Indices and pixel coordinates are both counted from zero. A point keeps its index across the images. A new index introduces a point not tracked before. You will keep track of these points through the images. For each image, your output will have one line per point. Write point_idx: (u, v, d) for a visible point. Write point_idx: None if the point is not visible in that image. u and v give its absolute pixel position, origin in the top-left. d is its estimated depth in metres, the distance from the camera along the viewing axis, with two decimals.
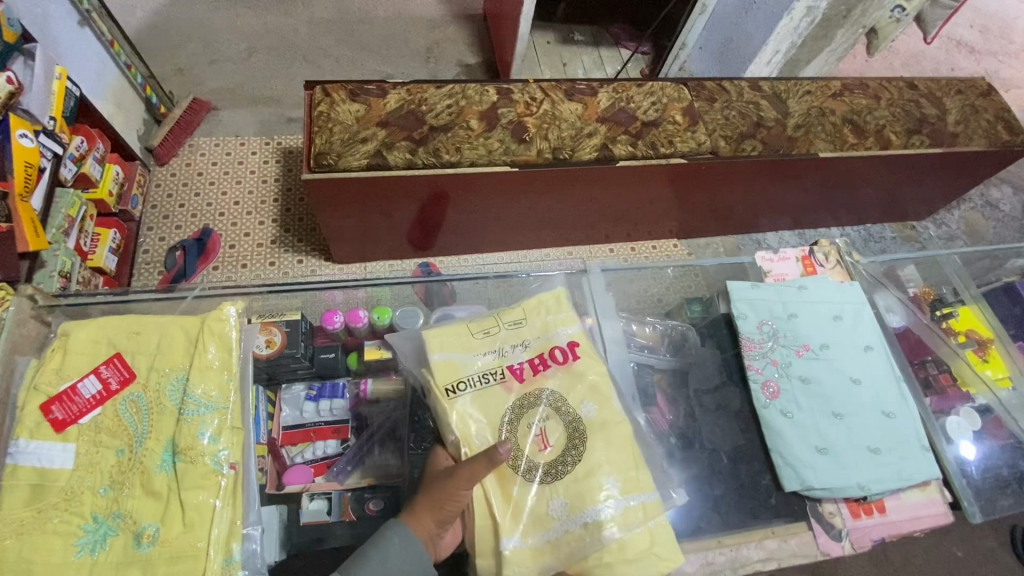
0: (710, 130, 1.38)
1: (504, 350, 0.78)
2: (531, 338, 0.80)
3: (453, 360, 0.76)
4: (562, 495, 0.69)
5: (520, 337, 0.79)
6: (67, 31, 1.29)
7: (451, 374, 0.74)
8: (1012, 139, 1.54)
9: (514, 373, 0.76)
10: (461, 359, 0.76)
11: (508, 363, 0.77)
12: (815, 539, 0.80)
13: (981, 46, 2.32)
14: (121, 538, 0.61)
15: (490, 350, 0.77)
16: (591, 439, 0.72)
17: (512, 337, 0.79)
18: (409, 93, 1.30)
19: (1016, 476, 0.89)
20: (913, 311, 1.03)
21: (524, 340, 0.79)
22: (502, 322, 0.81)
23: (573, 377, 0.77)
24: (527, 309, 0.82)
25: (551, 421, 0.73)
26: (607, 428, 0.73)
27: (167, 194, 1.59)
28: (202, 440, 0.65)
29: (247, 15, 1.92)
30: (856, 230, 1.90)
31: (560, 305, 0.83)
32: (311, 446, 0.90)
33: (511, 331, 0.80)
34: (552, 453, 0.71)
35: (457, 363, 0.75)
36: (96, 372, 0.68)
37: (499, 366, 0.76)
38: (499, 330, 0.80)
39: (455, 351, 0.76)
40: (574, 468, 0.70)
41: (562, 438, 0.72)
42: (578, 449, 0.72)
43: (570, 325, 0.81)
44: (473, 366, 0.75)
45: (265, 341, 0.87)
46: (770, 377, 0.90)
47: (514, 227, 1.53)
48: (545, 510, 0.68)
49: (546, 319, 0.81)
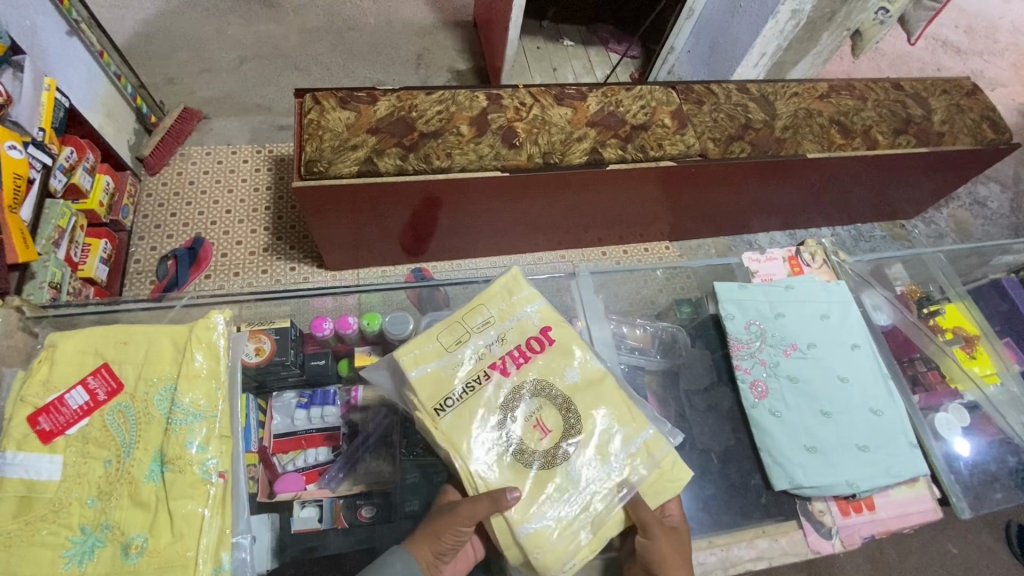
0: (698, 132, 1.39)
1: (477, 354, 0.76)
2: (504, 326, 0.79)
3: (431, 375, 0.74)
4: (571, 463, 0.71)
5: (488, 332, 0.78)
6: (56, 42, 1.29)
7: (438, 394, 0.73)
8: (997, 137, 1.56)
9: (498, 371, 0.75)
10: (441, 374, 0.74)
11: (488, 360, 0.76)
12: (805, 537, 0.80)
13: (966, 46, 2.35)
14: (109, 550, 0.61)
15: (466, 353, 0.76)
16: (581, 403, 0.75)
17: (481, 334, 0.78)
18: (400, 99, 1.30)
19: (1004, 470, 0.90)
20: (899, 309, 1.04)
21: (494, 334, 0.78)
22: (465, 322, 0.79)
23: (562, 364, 0.77)
24: (487, 298, 0.81)
25: (544, 407, 0.74)
26: (595, 391, 0.76)
27: (157, 204, 1.59)
28: (190, 449, 0.65)
29: (237, 24, 1.92)
30: (846, 230, 1.92)
31: (516, 287, 0.82)
32: (302, 454, 0.90)
33: (481, 327, 0.79)
34: (549, 428, 0.73)
35: (439, 379, 0.73)
36: (83, 383, 0.68)
37: (478, 369, 0.75)
38: (468, 330, 0.78)
39: (430, 366, 0.74)
40: (576, 440, 0.73)
41: (555, 420, 0.74)
42: (574, 422, 0.74)
43: (531, 303, 0.81)
44: (456, 373, 0.74)
45: (254, 349, 0.86)
46: (758, 376, 0.90)
47: (506, 231, 1.54)
48: (562, 486, 0.70)
49: (507, 303, 0.81)
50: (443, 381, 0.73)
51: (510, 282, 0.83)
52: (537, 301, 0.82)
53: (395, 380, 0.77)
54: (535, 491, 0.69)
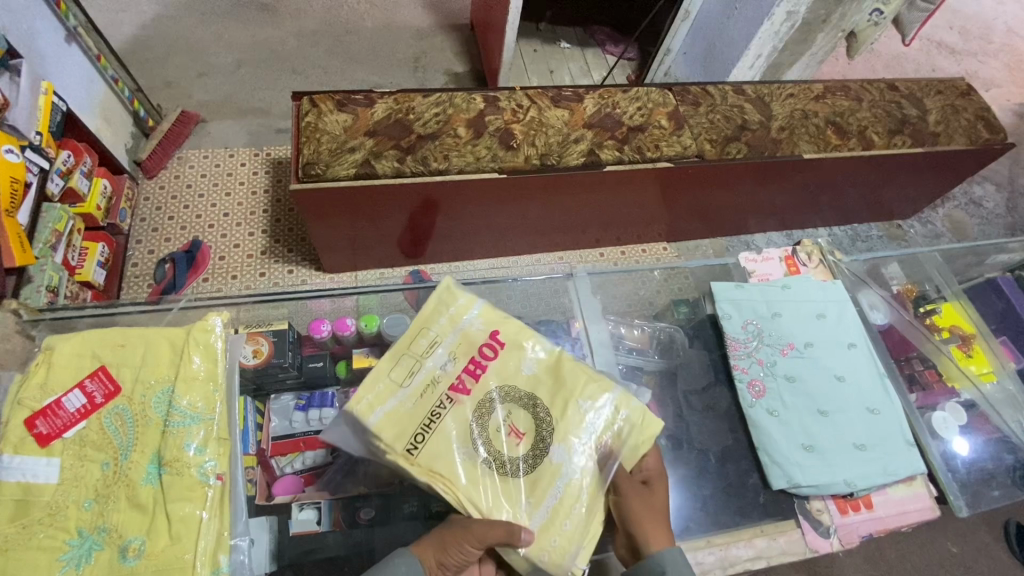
0: (695, 134, 1.40)
1: (433, 380, 0.75)
2: (451, 341, 0.78)
3: (390, 415, 0.72)
4: (551, 454, 0.72)
5: (437, 353, 0.77)
6: (53, 47, 1.29)
7: (404, 432, 0.71)
8: (992, 137, 1.57)
9: (459, 392, 0.75)
10: (401, 411, 0.72)
11: (447, 383, 0.75)
12: (803, 536, 0.80)
13: (961, 47, 2.37)
14: (106, 553, 0.61)
15: (421, 382, 0.75)
16: (544, 391, 0.76)
17: (433, 355, 0.77)
18: (397, 102, 1.31)
19: (1001, 468, 0.91)
20: (896, 308, 1.04)
21: (444, 355, 0.77)
22: (409, 350, 0.77)
23: (516, 361, 0.78)
24: (424, 318, 0.80)
25: (512, 411, 0.75)
26: (555, 374, 0.77)
27: (155, 207, 1.59)
28: (188, 451, 0.65)
29: (235, 27, 1.93)
30: (843, 231, 1.93)
31: (450, 297, 0.81)
32: (300, 455, 0.90)
33: (428, 349, 0.77)
34: (521, 430, 0.73)
35: (400, 417, 0.72)
36: (81, 386, 0.68)
37: (439, 395, 0.74)
38: (417, 357, 0.77)
39: (388, 405, 0.72)
40: (550, 430, 0.74)
41: (526, 423, 0.74)
42: (544, 417, 0.75)
43: (469, 310, 0.80)
44: (418, 407, 0.73)
45: (252, 351, 0.86)
46: (755, 376, 0.91)
47: (504, 233, 1.54)
48: (553, 477, 0.71)
49: (447, 316, 0.80)
50: (408, 418, 0.72)
51: (443, 293, 0.82)
52: (475, 304, 0.81)
53: (357, 434, 0.73)
54: (524, 498, 0.70)
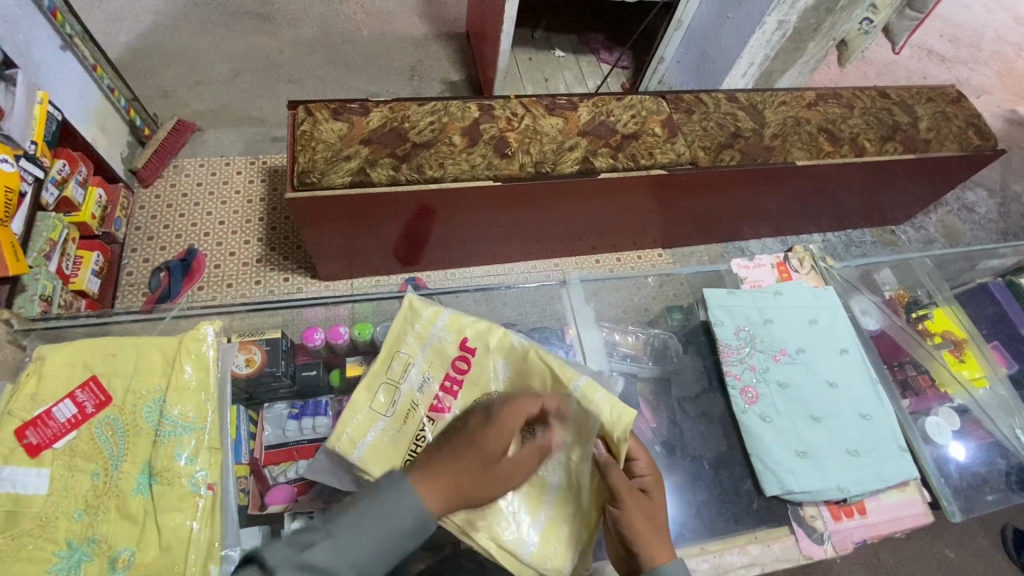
0: (688, 141, 1.41)
1: (412, 403, 0.75)
2: (424, 358, 0.78)
3: (373, 447, 0.73)
4: None
5: (411, 373, 0.78)
6: (48, 56, 1.30)
7: (387, 461, 0.72)
8: (983, 143, 1.59)
9: (438, 410, 0.75)
10: (384, 441, 0.73)
11: (425, 403, 0.75)
12: (797, 543, 0.80)
13: (952, 54, 2.39)
14: (95, 564, 0.60)
15: (401, 407, 0.75)
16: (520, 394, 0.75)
17: (410, 378, 0.77)
18: (392, 111, 1.32)
19: (994, 474, 0.91)
20: (887, 314, 1.05)
21: (418, 374, 0.78)
22: (383, 375, 0.78)
23: (488, 368, 0.77)
24: (393, 338, 0.80)
25: None
26: (525, 374, 0.76)
27: (150, 216, 1.59)
28: (179, 461, 0.65)
29: (231, 36, 1.94)
30: (837, 236, 1.94)
31: (416, 314, 0.80)
32: (294, 465, 0.86)
33: (403, 371, 0.78)
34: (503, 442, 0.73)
35: (384, 447, 0.73)
36: (71, 396, 0.67)
37: (420, 416, 0.75)
38: (392, 381, 0.77)
39: (370, 438, 0.73)
40: None
41: None
42: None
43: (436, 325, 0.80)
44: (401, 434, 0.73)
45: (244, 360, 0.86)
46: (748, 382, 0.91)
47: (500, 241, 1.55)
48: (542, 486, 0.71)
49: (417, 336, 0.80)
50: (391, 450, 0.72)
51: (408, 310, 0.81)
52: (441, 315, 0.80)
53: (341, 469, 0.76)
54: (518, 508, 0.70)
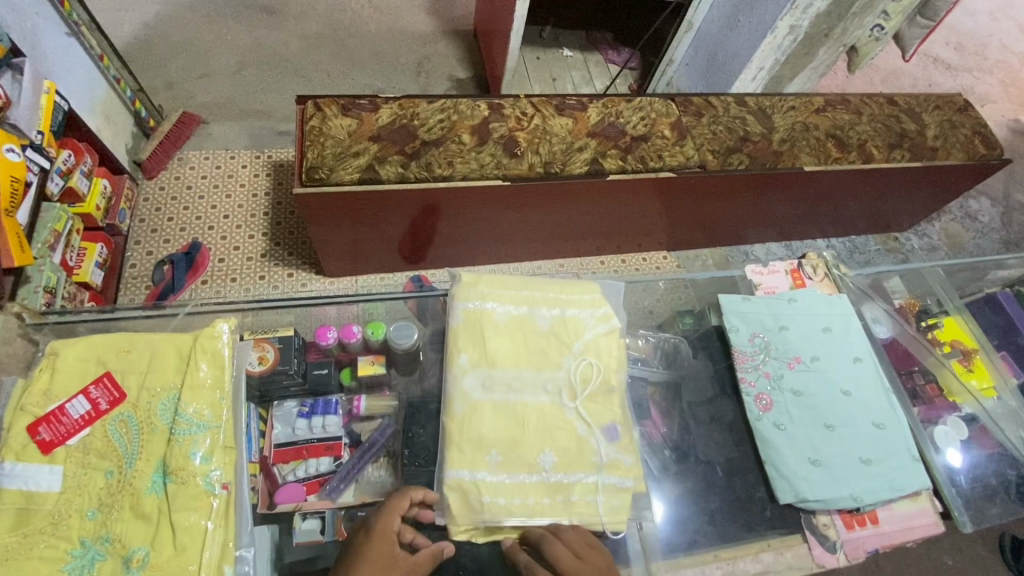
0: (697, 144, 1.41)
1: (565, 327, 0.86)
2: (515, 310, 0.86)
3: (604, 337, 0.87)
4: (586, 448, 0.78)
5: (540, 307, 0.87)
6: (54, 45, 1.28)
7: (609, 355, 0.85)
8: (988, 153, 1.59)
9: (560, 368, 0.83)
10: (601, 337, 0.86)
11: (577, 322, 0.87)
12: (810, 551, 0.81)
13: (957, 63, 2.40)
14: (109, 563, 0.61)
15: (552, 315, 0.87)
16: (524, 430, 0.77)
17: (532, 321, 0.85)
18: (402, 107, 1.31)
19: (1004, 484, 0.91)
20: (899, 322, 1.05)
21: (544, 310, 0.87)
22: (532, 304, 0.87)
23: (515, 362, 0.82)
24: (498, 294, 0.86)
25: (585, 410, 0.80)
26: (507, 430, 0.77)
27: (155, 207, 1.58)
28: (193, 460, 0.66)
29: (237, 29, 1.92)
30: (842, 242, 1.94)
31: (509, 278, 0.89)
32: (303, 463, 0.86)
33: (522, 311, 0.86)
34: (474, 469, 0.74)
35: (605, 342, 0.86)
36: (85, 392, 0.68)
37: (606, 335, 0.87)
38: (548, 297, 0.88)
39: (587, 336, 0.86)
40: (565, 447, 0.77)
41: (576, 416, 0.80)
42: (552, 435, 0.78)
43: (504, 299, 0.86)
44: (589, 334, 0.86)
45: (257, 358, 0.84)
46: (762, 389, 0.91)
47: (507, 240, 1.54)
48: (616, 465, 0.78)
49: (522, 284, 0.88)
50: (581, 351, 0.84)
51: (465, 286, 0.87)
52: (487, 301, 0.85)
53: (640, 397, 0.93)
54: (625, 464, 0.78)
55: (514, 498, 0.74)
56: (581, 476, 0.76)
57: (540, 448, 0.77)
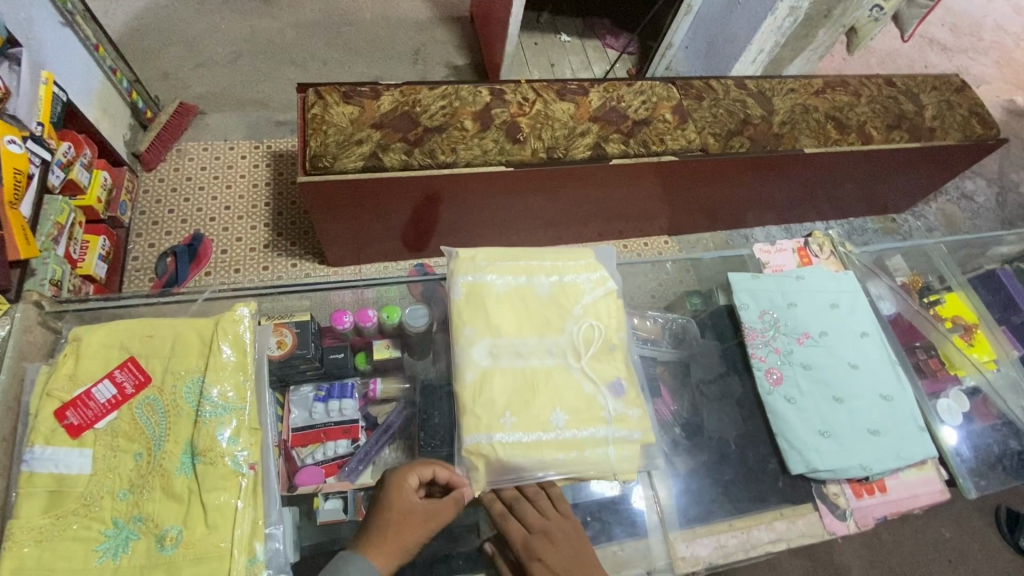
0: (699, 127, 1.42)
1: (564, 292, 0.88)
2: (515, 281, 0.87)
3: (602, 300, 0.88)
4: (594, 405, 0.80)
5: (540, 275, 0.88)
6: (49, 35, 1.26)
7: (609, 316, 0.87)
8: (986, 133, 1.60)
9: (564, 332, 0.84)
10: (598, 299, 0.88)
11: (575, 287, 0.88)
12: (821, 519, 0.83)
13: (952, 44, 2.41)
14: (143, 542, 0.62)
15: (551, 280, 0.88)
16: (535, 394, 0.78)
17: (531, 289, 0.87)
18: (403, 94, 1.30)
19: (1007, 453, 0.93)
20: (903, 297, 1.06)
21: (543, 277, 0.88)
22: (529, 273, 0.88)
23: (519, 329, 0.83)
24: (498, 265, 0.87)
25: (590, 368, 0.82)
26: (518, 394, 0.78)
27: (155, 200, 1.57)
28: (221, 441, 0.67)
29: (232, 18, 1.90)
30: (840, 224, 1.96)
31: (505, 251, 0.90)
32: (321, 446, 0.88)
33: (522, 279, 0.87)
34: (490, 432, 0.75)
35: (602, 305, 0.88)
36: (111, 376, 0.69)
37: (603, 297, 0.89)
38: (545, 266, 0.89)
39: (586, 299, 0.88)
40: (575, 406, 0.79)
41: (584, 376, 0.81)
42: (561, 396, 0.79)
43: (503, 270, 0.87)
44: (587, 296, 0.88)
45: (276, 342, 0.85)
46: (773, 364, 0.92)
47: (509, 227, 1.55)
48: (624, 418, 0.80)
49: (520, 255, 0.89)
50: (581, 315, 0.86)
51: (465, 262, 0.88)
52: (486, 273, 0.86)
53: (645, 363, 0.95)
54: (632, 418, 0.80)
55: (532, 456, 0.75)
56: (592, 430, 0.78)
57: (550, 408, 0.78)
